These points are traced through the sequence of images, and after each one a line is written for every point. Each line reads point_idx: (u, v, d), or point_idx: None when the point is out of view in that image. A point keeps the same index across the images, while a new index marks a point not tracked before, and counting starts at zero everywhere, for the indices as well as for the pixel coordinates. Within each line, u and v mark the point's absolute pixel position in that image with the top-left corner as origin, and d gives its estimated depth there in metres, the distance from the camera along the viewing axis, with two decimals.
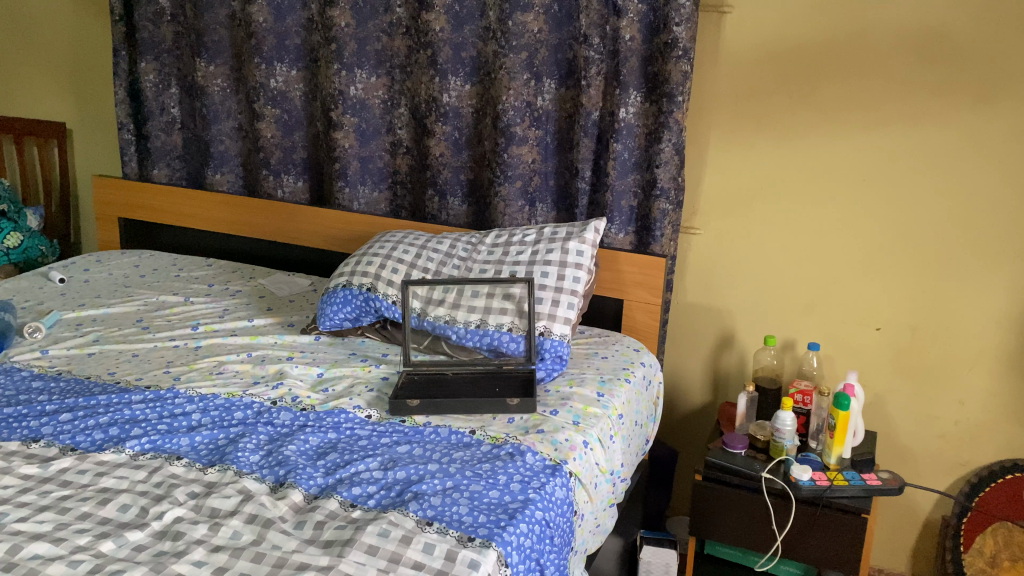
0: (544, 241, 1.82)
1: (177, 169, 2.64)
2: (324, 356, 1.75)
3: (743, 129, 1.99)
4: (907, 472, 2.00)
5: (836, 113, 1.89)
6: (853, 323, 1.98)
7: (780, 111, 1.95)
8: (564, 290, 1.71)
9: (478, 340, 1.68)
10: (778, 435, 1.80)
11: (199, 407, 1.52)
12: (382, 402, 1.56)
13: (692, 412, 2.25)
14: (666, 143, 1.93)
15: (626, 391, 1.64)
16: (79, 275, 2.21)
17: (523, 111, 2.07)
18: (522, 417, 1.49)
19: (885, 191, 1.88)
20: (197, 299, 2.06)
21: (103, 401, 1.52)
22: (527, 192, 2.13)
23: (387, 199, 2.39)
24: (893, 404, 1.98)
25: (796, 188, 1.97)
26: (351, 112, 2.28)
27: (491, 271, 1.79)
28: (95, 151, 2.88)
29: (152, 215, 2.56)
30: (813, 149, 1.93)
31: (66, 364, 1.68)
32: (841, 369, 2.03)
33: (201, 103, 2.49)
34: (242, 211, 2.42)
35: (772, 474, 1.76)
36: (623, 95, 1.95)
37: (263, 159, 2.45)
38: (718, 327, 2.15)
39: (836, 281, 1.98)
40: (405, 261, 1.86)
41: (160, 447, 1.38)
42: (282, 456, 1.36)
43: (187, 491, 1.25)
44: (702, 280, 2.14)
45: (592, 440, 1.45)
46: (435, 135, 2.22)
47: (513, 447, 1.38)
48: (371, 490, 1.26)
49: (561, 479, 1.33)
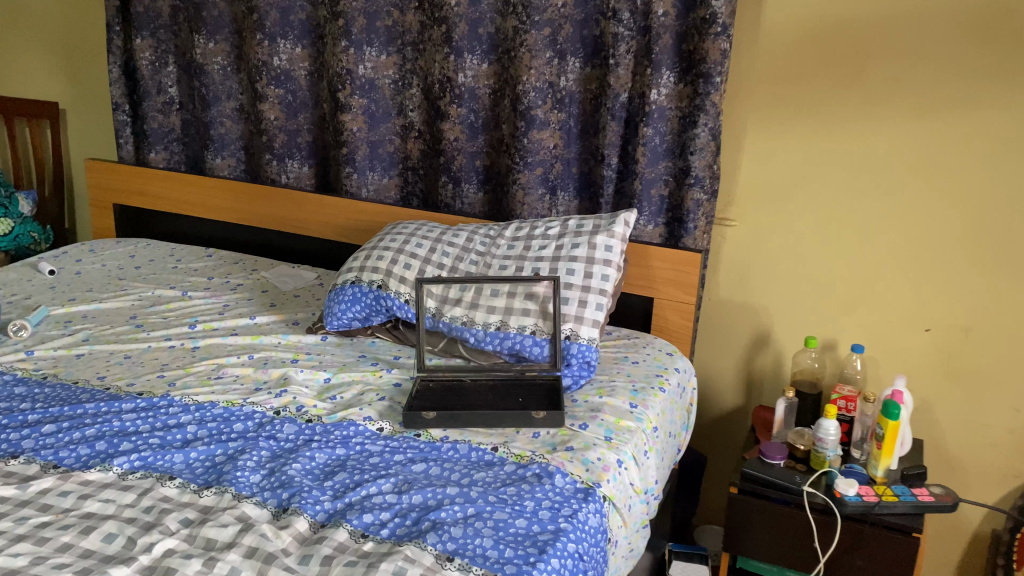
0: (569, 235, 1.67)
1: (175, 153, 2.50)
2: (332, 359, 1.62)
3: (782, 112, 1.84)
4: (955, 484, 1.86)
5: (886, 96, 1.73)
6: (900, 324, 1.83)
7: (824, 93, 1.79)
8: (592, 289, 1.57)
9: (497, 344, 1.54)
10: (820, 445, 1.68)
11: (195, 417, 1.39)
12: (394, 413, 1.42)
13: (723, 415, 2.11)
14: (701, 128, 1.79)
15: (661, 401, 1.50)
16: (70, 266, 2.08)
17: (544, 93, 1.92)
18: (548, 432, 1.35)
19: (940, 180, 1.72)
20: (195, 294, 1.92)
21: (90, 411, 1.40)
22: (548, 179, 2.00)
23: (397, 186, 2.25)
24: (941, 411, 1.84)
25: (839, 177, 1.82)
26: (360, 93, 2.13)
27: (511, 267, 1.64)
28: (89, 132, 2.74)
29: (149, 202, 2.42)
30: (859, 135, 1.78)
31: (53, 367, 1.55)
32: (885, 372, 1.88)
33: (199, 83, 2.34)
34: (244, 198, 2.28)
35: (814, 488, 1.64)
36: (655, 75, 1.80)
37: (265, 143, 2.30)
38: (753, 326, 2.01)
39: (882, 278, 1.83)
40: (418, 256, 1.71)
41: (152, 465, 1.26)
42: (287, 477, 1.23)
43: (179, 518, 1.13)
44: (736, 275, 2.00)
45: (626, 459, 1.32)
46: (449, 118, 2.07)
47: (540, 468, 1.25)
48: (384, 518, 1.14)
49: (594, 505, 1.20)
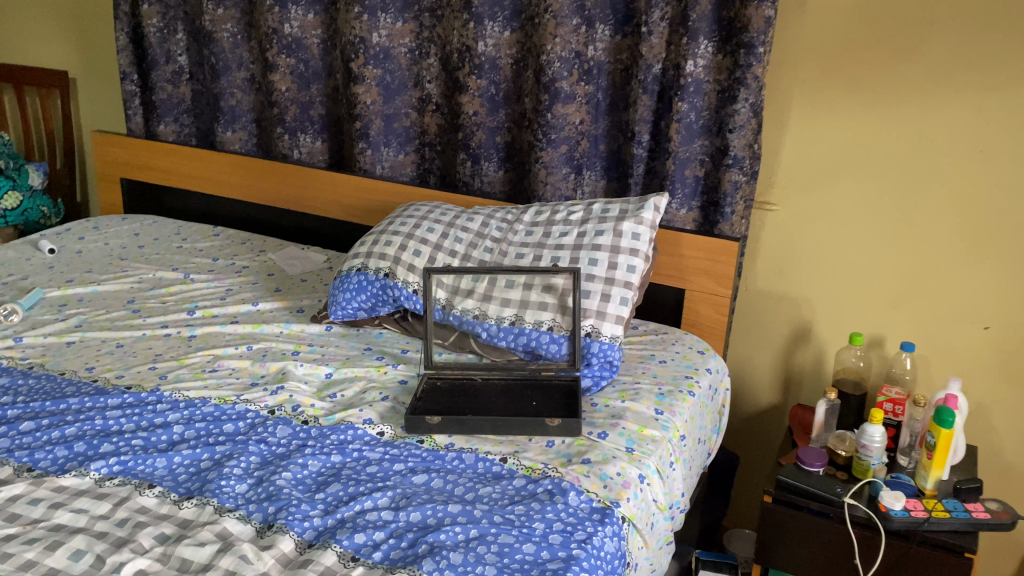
0: (593, 221, 1.53)
1: (186, 125, 2.40)
2: (335, 352, 1.51)
3: (832, 86, 1.68)
4: (1011, 495, 1.71)
5: (950, 70, 1.56)
6: (956, 320, 1.67)
7: (880, 65, 1.62)
8: (616, 281, 1.43)
9: (512, 340, 1.42)
10: (863, 453, 1.53)
11: (184, 416, 1.29)
12: (396, 416, 1.31)
13: (758, 414, 1.98)
14: (741, 103, 1.63)
15: (690, 407, 1.37)
16: (72, 245, 1.99)
17: (570, 63, 1.77)
18: (563, 442, 1.23)
19: (1008, 163, 1.54)
20: (198, 277, 1.82)
21: (73, 406, 1.30)
22: (573, 158, 1.86)
23: (414, 162, 2.13)
24: (998, 416, 1.68)
25: (892, 158, 1.65)
26: (374, 63, 1.99)
27: (529, 256, 1.52)
28: (100, 102, 2.65)
29: (158, 176, 2.33)
30: (917, 112, 1.60)
31: (40, 356, 1.46)
32: (937, 372, 1.72)
33: (208, 51, 2.23)
34: (254, 174, 2.17)
35: (855, 500, 1.50)
36: (692, 45, 1.64)
37: (276, 115, 2.19)
38: (792, 320, 1.86)
39: (937, 271, 1.66)
40: (429, 241, 1.58)
41: (132, 470, 1.16)
42: (275, 488, 1.12)
43: (155, 534, 1.03)
44: (775, 264, 1.85)
45: (649, 473, 1.19)
46: (468, 90, 1.93)
47: (553, 485, 1.13)
48: (377, 538, 1.02)
49: (612, 528, 1.07)
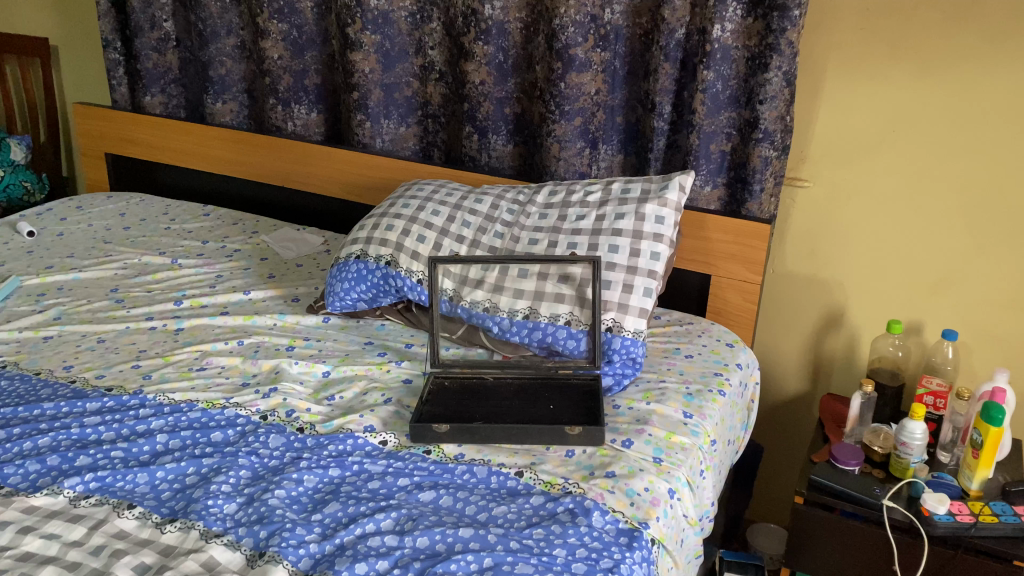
0: (612, 203, 1.41)
1: (174, 96, 2.27)
2: (333, 347, 1.40)
3: (872, 53, 1.54)
4: None
5: (1007, 33, 1.41)
6: (1002, 306, 1.55)
7: (927, 28, 1.48)
8: (639, 270, 1.31)
9: (525, 336, 1.31)
10: (903, 451, 1.42)
11: (168, 422, 1.18)
12: (400, 422, 1.20)
13: (784, 403, 1.87)
14: (774, 71, 1.50)
15: (720, 408, 1.26)
16: (53, 227, 1.87)
17: (586, 27, 1.62)
18: (584, 452, 1.12)
19: None
20: (186, 263, 1.70)
21: (48, 413, 1.19)
22: (589, 131, 1.72)
23: (416, 135, 2.00)
24: None
25: (938, 132, 1.51)
26: (372, 28, 1.85)
27: (543, 242, 1.40)
28: (84, 71, 2.52)
29: (145, 151, 2.20)
30: (967, 82, 1.46)
31: (14, 353, 1.35)
32: (979, 360, 1.61)
33: (196, 17, 2.10)
34: (246, 148, 2.04)
35: (895, 502, 1.39)
36: (720, 7, 1.49)
37: (269, 85, 2.04)
38: (823, 304, 1.74)
39: (983, 252, 1.54)
40: (434, 225, 1.46)
41: (110, 487, 1.05)
42: (267, 509, 1.01)
43: (133, 565, 0.91)
44: (806, 246, 1.72)
45: (679, 487, 1.08)
46: (474, 57, 1.78)
47: (574, 504, 1.02)
48: (381, 569, 0.90)
49: (641, 553, 0.96)
